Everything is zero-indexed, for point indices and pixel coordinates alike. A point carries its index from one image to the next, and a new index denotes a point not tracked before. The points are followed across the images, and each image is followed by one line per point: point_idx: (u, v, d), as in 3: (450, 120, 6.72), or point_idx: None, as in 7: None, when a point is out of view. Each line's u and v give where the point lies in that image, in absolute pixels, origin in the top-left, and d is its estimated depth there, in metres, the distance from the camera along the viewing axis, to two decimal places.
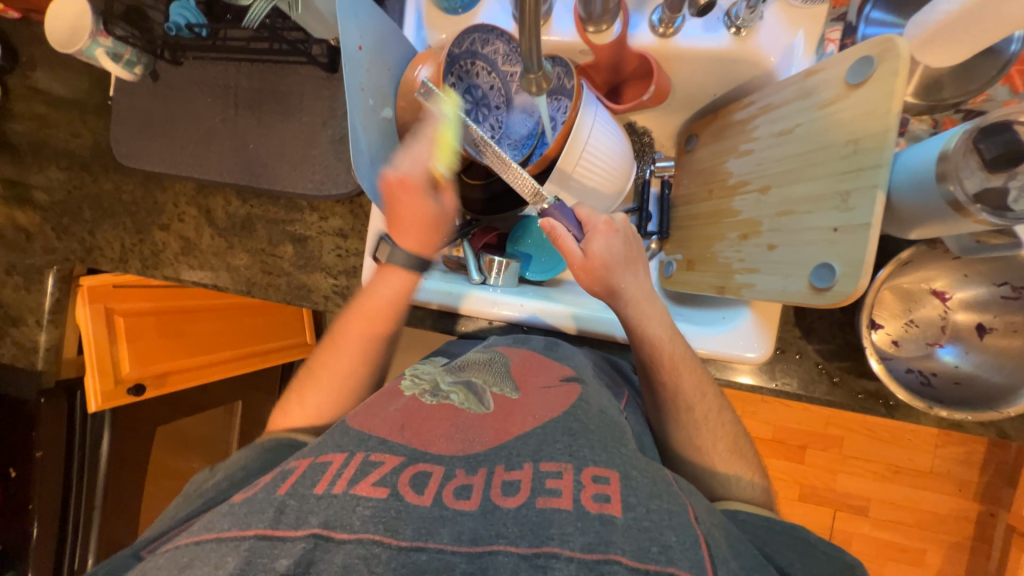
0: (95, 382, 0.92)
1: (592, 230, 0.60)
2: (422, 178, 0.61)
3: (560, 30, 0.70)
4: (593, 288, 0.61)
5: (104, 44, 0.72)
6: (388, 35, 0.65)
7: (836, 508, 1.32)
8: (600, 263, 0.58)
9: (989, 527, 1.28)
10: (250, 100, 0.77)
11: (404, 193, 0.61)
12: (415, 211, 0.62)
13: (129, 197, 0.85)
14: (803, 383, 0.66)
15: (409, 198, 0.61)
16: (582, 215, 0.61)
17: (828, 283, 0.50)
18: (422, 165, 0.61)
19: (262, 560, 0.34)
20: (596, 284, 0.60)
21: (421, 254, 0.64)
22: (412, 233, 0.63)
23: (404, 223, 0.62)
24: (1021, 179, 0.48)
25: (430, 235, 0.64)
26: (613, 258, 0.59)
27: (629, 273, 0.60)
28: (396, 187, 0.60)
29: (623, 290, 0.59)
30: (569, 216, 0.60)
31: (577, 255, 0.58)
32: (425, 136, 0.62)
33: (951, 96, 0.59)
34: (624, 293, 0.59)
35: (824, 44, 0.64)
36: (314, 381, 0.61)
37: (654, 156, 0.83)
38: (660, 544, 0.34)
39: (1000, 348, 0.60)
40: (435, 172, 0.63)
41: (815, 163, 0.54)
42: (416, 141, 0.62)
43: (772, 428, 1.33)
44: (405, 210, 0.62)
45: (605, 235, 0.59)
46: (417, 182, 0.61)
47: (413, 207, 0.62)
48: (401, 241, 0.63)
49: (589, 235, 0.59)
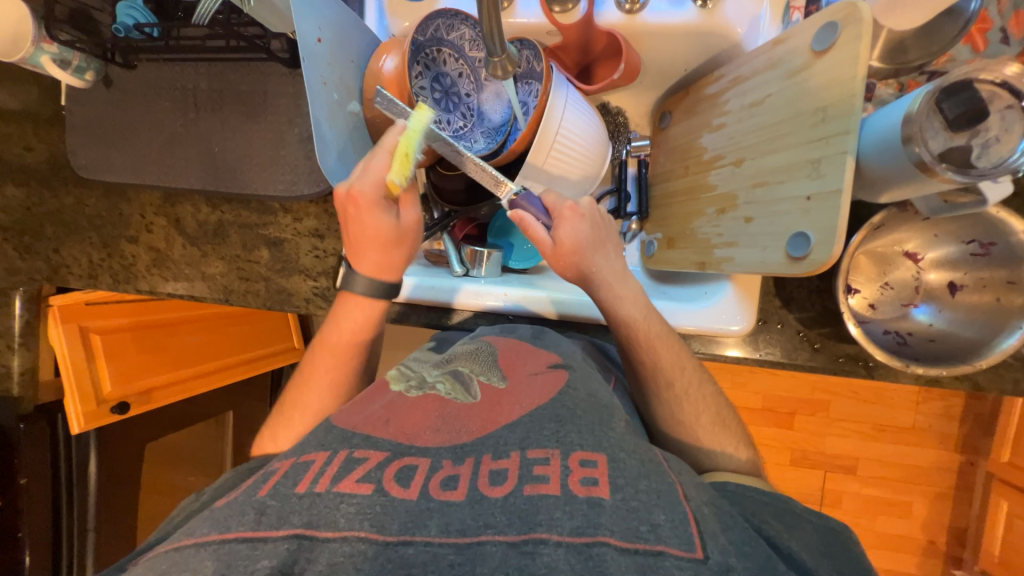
0: (76, 404, 0.91)
1: (559, 217, 0.59)
2: (376, 195, 0.55)
3: (525, 12, 0.68)
4: (567, 273, 0.61)
5: (50, 51, 0.68)
6: (348, 25, 0.63)
7: (826, 470, 1.37)
8: (572, 250, 0.58)
9: (970, 475, 1.34)
10: (211, 102, 0.74)
11: (358, 212, 0.56)
12: (372, 231, 0.57)
13: (93, 210, 0.82)
14: (785, 352, 0.67)
15: (361, 217, 0.56)
16: (548, 201, 0.60)
17: (804, 252, 0.51)
18: (373, 179, 0.55)
19: (241, 563, 0.33)
20: (570, 269, 0.60)
21: (382, 275, 0.61)
22: (371, 254, 0.59)
23: (363, 245, 0.58)
24: (983, 137, 0.48)
25: (388, 254, 0.59)
26: (584, 243, 0.59)
27: (600, 255, 0.59)
28: (348, 204, 0.56)
29: (595, 273, 0.59)
30: (537, 203, 0.60)
31: (547, 243, 0.59)
32: (380, 146, 0.55)
33: (917, 58, 0.59)
34: (597, 276, 0.59)
35: (790, 13, 0.64)
36: (288, 411, 0.59)
37: (628, 135, 0.81)
38: (649, 523, 0.35)
39: (971, 305, 0.62)
40: (391, 186, 0.56)
41: (785, 133, 0.54)
42: (372, 152, 0.56)
43: (762, 396, 1.36)
44: (360, 231, 0.57)
45: (571, 221, 0.59)
46: (369, 200, 0.55)
47: (371, 227, 0.57)
48: (360, 261, 0.60)
49: (556, 223, 0.59)
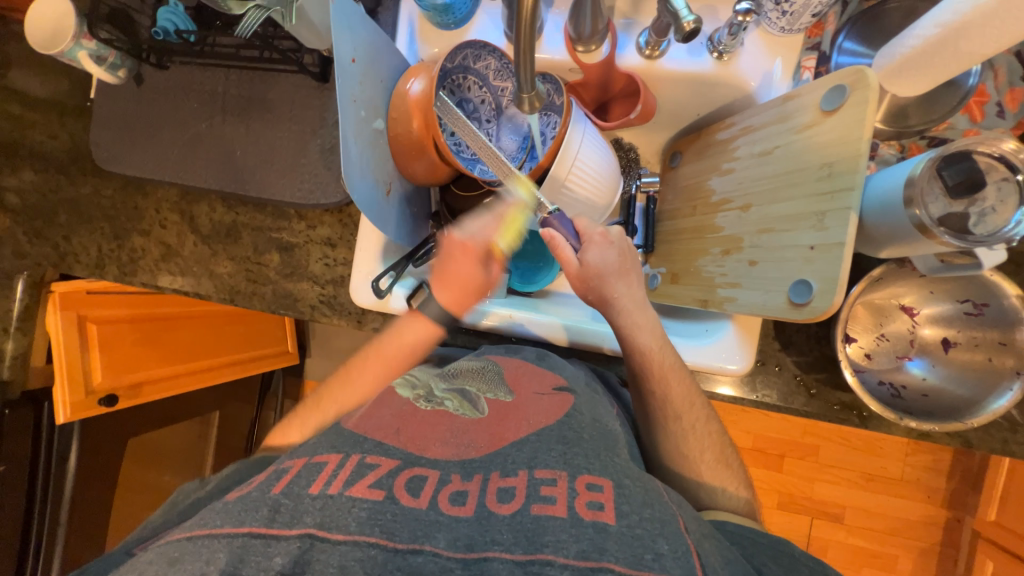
0: (63, 392, 0.90)
1: (588, 241, 0.61)
2: (482, 248, 0.65)
3: (551, 48, 0.72)
4: (588, 296, 0.62)
5: (88, 47, 0.70)
6: (382, 47, 0.66)
7: (813, 516, 1.36)
8: (595, 272, 0.60)
9: (956, 532, 1.33)
10: (238, 106, 0.76)
11: (455, 256, 0.65)
12: (463, 275, 0.65)
13: (109, 201, 0.82)
14: (781, 395, 0.69)
15: (462, 260, 0.65)
16: (579, 226, 0.62)
17: (805, 298, 0.53)
18: (486, 236, 0.65)
19: (255, 558, 0.33)
20: (591, 293, 0.61)
21: (450, 313, 0.66)
22: (453, 293, 0.66)
23: (449, 285, 0.65)
24: (980, 205, 0.51)
25: (467, 300, 0.66)
26: (608, 269, 0.60)
27: (622, 283, 0.60)
28: (456, 248, 0.65)
29: (616, 299, 0.60)
30: (568, 225, 0.61)
31: (573, 263, 0.59)
32: (494, 215, 0.66)
33: (917, 123, 0.63)
34: (618, 302, 0.60)
35: (801, 72, 0.68)
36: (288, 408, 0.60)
37: (639, 171, 0.84)
38: (653, 552, 0.34)
39: (964, 363, 0.64)
40: (496, 249, 0.66)
41: (793, 184, 0.56)
42: (485, 216, 0.66)
43: (752, 437, 1.36)
44: (454, 273, 0.65)
45: (600, 245, 0.61)
46: (476, 251, 0.65)
47: (463, 271, 0.65)
48: (441, 295, 0.65)
49: (585, 245, 0.61)
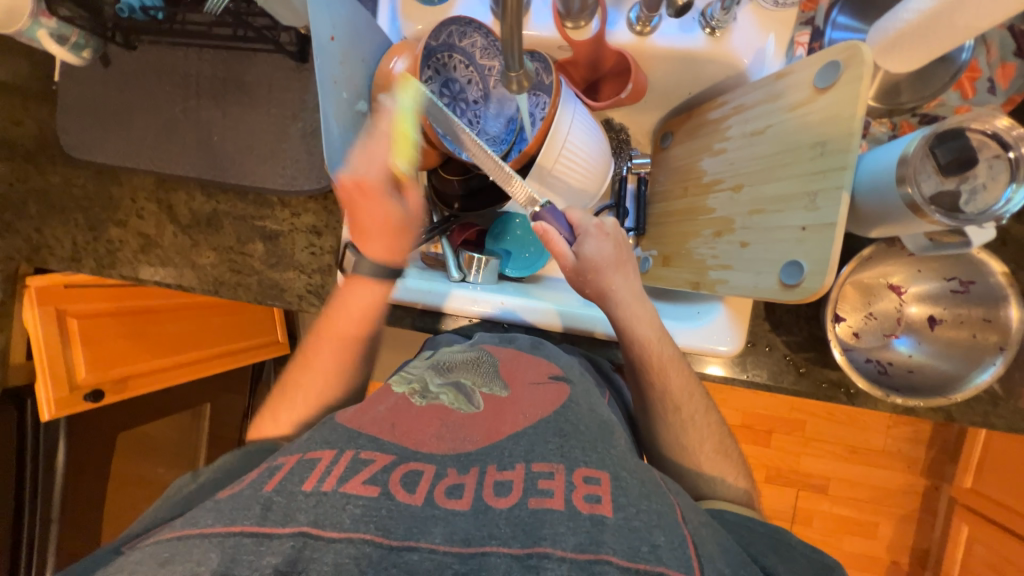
0: (48, 390, 0.88)
1: (584, 234, 0.60)
2: (380, 179, 0.62)
3: (538, 24, 0.69)
4: (585, 290, 0.62)
5: (47, 25, 0.65)
6: (362, 25, 0.63)
7: (799, 488, 1.40)
8: (592, 266, 0.59)
9: (933, 499, 1.39)
10: (213, 89, 0.73)
11: (364, 197, 0.61)
12: (376, 215, 0.63)
13: (81, 191, 0.79)
14: (771, 374, 0.69)
15: (369, 203, 0.62)
16: (573, 219, 0.61)
17: (796, 279, 0.53)
18: (376, 164, 0.61)
19: (248, 558, 0.33)
20: (588, 286, 0.61)
21: (390, 262, 0.68)
22: (382, 240, 0.66)
23: (369, 232, 0.64)
24: (972, 183, 0.51)
25: (393, 242, 0.66)
26: (605, 262, 0.59)
27: (619, 275, 0.60)
28: (356, 191, 0.60)
29: (613, 292, 0.60)
30: (561, 219, 0.60)
31: (568, 258, 0.59)
32: (379, 133, 0.62)
33: (908, 100, 0.62)
34: (615, 295, 0.60)
35: (795, 48, 0.67)
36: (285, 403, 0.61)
37: (631, 153, 0.81)
38: (650, 544, 0.35)
39: (950, 339, 0.65)
40: (394, 170, 0.63)
41: (785, 163, 0.56)
42: (370, 137, 0.62)
43: (741, 413, 1.39)
44: (367, 214, 0.63)
45: (596, 239, 0.60)
46: (376, 184, 0.62)
47: (373, 213, 0.63)
48: (368, 248, 0.66)
49: (581, 238, 0.60)
